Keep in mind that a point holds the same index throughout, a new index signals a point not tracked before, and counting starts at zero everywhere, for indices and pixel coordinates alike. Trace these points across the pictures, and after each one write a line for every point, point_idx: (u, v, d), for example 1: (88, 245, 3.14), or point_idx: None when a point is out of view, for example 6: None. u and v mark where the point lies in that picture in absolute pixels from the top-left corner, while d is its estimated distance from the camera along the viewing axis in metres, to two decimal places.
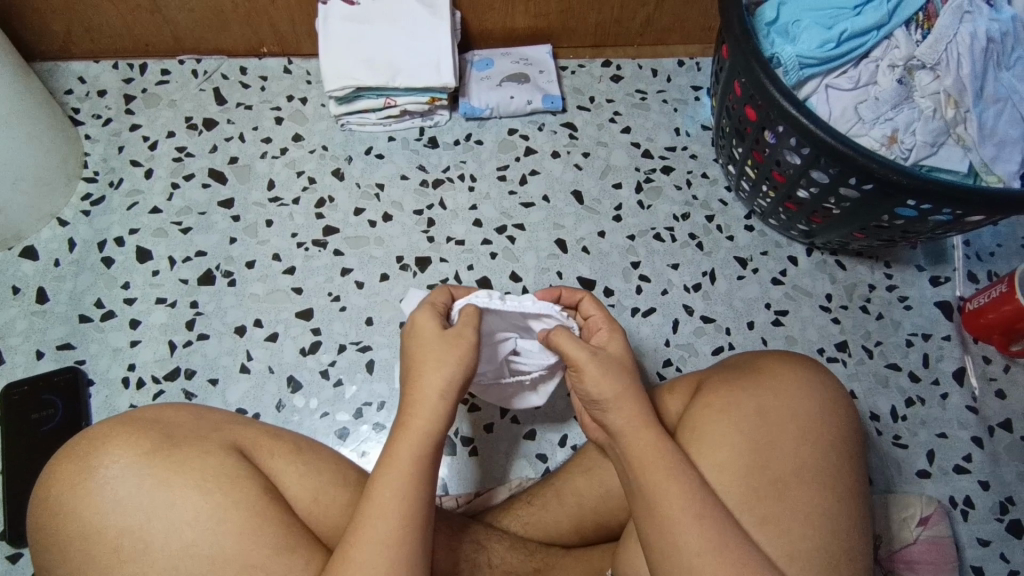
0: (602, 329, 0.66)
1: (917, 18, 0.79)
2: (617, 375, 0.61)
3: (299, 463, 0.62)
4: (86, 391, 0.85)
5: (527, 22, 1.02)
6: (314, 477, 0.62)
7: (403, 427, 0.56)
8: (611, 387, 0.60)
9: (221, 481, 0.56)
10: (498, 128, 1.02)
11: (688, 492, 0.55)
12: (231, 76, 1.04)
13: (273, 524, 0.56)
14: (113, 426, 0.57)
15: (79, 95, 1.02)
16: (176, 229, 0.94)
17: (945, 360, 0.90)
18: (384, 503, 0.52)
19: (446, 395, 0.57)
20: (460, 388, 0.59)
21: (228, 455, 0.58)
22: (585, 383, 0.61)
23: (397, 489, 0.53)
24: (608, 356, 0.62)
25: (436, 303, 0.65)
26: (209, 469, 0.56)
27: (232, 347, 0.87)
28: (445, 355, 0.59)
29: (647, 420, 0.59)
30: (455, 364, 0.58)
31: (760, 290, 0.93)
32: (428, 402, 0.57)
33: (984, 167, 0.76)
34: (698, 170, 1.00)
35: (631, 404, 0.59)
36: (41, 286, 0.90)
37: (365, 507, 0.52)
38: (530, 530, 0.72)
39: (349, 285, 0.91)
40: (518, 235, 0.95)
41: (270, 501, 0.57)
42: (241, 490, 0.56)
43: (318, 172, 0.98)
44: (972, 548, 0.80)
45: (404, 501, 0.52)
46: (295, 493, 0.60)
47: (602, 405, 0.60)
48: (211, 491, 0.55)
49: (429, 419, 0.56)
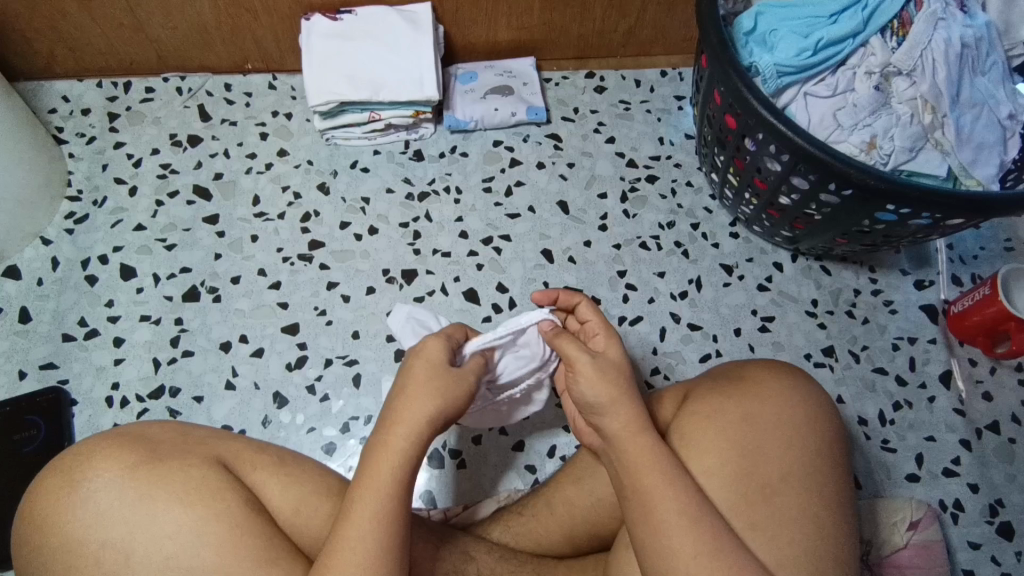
0: (599, 330, 0.66)
1: (892, 26, 0.79)
2: (611, 379, 0.61)
3: (281, 475, 0.61)
4: (70, 410, 0.84)
5: (510, 35, 1.03)
6: (297, 488, 0.61)
7: (384, 445, 0.55)
8: (607, 391, 0.60)
9: (202, 494, 0.55)
10: (483, 140, 1.02)
11: (679, 496, 0.55)
12: (215, 93, 1.04)
13: (253, 539, 0.55)
14: (98, 440, 0.57)
15: (63, 114, 1.02)
16: (161, 246, 0.94)
17: (932, 363, 0.90)
18: (364, 517, 0.52)
19: (431, 425, 0.57)
20: (448, 418, 0.59)
21: (210, 468, 0.57)
22: (581, 384, 0.62)
23: (374, 504, 0.53)
24: (608, 360, 0.62)
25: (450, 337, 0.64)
26: (191, 483, 0.56)
27: (217, 364, 0.87)
28: (438, 386, 0.59)
29: (638, 425, 0.59)
30: (444, 395, 0.58)
31: (746, 297, 0.93)
32: (411, 419, 0.56)
33: (963, 171, 0.77)
34: (682, 178, 1.01)
35: (624, 408, 0.60)
36: (24, 305, 0.90)
37: (344, 524, 0.53)
38: (521, 541, 0.72)
39: (335, 299, 0.91)
40: (504, 247, 0.95)
41: (251, 514, 0.56)
42: (222, 503, 0.55)
43: (304, 187, 0.98)
44: (963, 552, 0.80)
45: (382, 516, 0.52)
46: (277, 505, 0.60)
47: (597, 409, 0.61)
48: (192, 505, 0.55)
49: (412, 443, 0.56)
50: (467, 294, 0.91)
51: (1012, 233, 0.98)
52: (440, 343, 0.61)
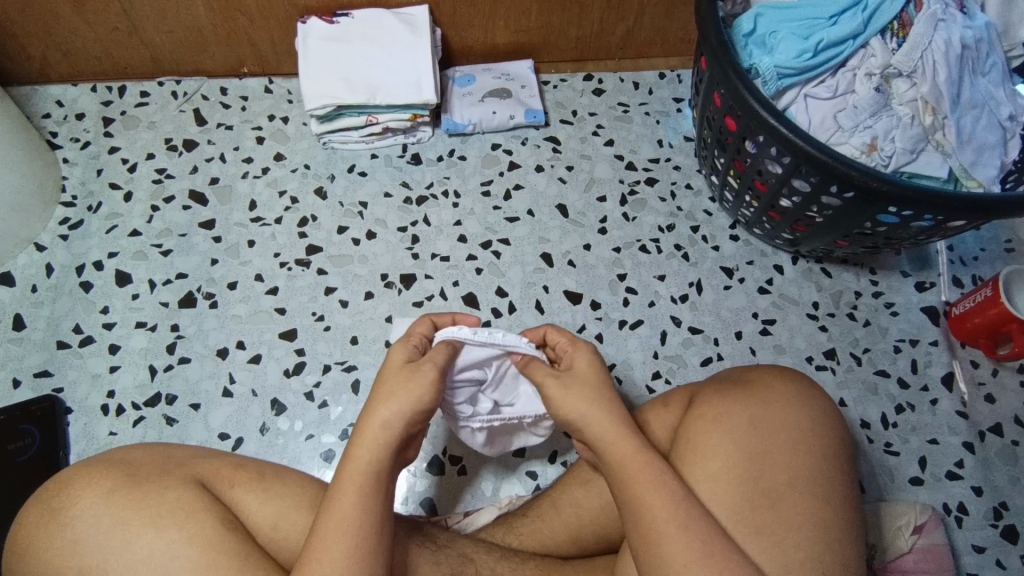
0: (565, 348, 0.65)
1: (892, 27, 0.79)
2: (585, 393, 0.60)
3: (260, 490, 0.61)
4: (64, 419, 0.83)
5: (508, 37, 1.02)
6: (275, 503, 0.60)
7: (349, 460, 0.56)
8: (574, 405, 0.60)
9: (176, 515, 0.55)
10: (482, 143, 1.01)
11: (674, 503, 0.55)
12: (211, 97, 1.04)
13: (227, 555, 0.54)
14: (78, 469, 0.58)
15: (56, 119, 1.01)
16: (157, 251, 0.93)
17: (934, 366, 0.89)
18: (335, 529, 0.52)
19: (390, 426, 0.57)
20: (411, 421, 0.58)
21: (186, 488, 0.57)
22: (558, 406, 0.61)
23: (344, 515, 0.53)
24: (574, 376, 0.62)
25: (412, 336, 0.64)
26: (166, 504, 0.56)
27: (213, 371, 0.86)
28: (395, 390, 0.58)
29: (625, 432, 0.58)
30: (404, 399, 0.58)
31: (747, 300, 0.93)
32: (374, 431, 0.57)
33: (964, 172, 0.76)
34: (681, 181, 1.00)
35: (606, 417, 0.59)
36: (18, 312, 0.89)
37: (312, 542, 0.52)
38: (525, 542, 0.70)
39: (333, 304, 0.90)
40: (504, 250, 0.94)
41: (226, 530, 0.56)
42: (195, 523, 0.55)
43: (301, 192, 0.97)
44: (968, 555, 0.80)
45: (347, 530, 0.52)
46: (256, 521, 0.59)
47: (575, 425, 0.60)
48: (166, 527, 0.55)
49: (373, 448, 0.56)
50: (466, 299, 0.91)
51: (1012, 234, 0.98)
52: (405, 355, 0.62)
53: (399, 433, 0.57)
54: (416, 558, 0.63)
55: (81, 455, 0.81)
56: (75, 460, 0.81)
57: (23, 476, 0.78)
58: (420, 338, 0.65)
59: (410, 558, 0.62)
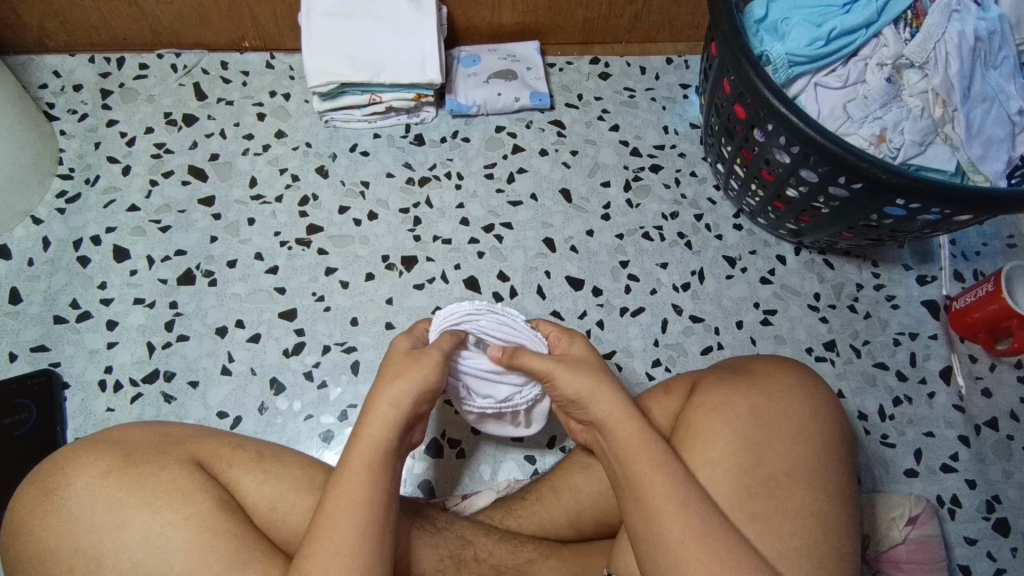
0: (561, 336, 0.68)
1: (906, 17, 0.79)
2: (590, 371, 0.61)
3: (258, 471, 0.61)
4: (62, 394, 0.82)
5: (515, 18, 1.01)
6: (274, 485, 0.60)
7: (355, 443, 0.55)
8: (582, 385, 0.60)
9: (171, 496, 0.55)
10: (485, 125, 1.00)
11: (670, 482, 0.55)
12: (211, 71, 1.02)
13: (223, 539, 0.54)
14: (74, 450, 0.57)
15: (54, 90, 0.99)
16: (154, 227, 0.92)
17: (932, 359, 0.90)
18: (342, 510, 0.52)
19: (399, 404, 0.57)
20: (419, 400, 0.58)
21: (181, 469, 0.57)
22: (559, 388, 0.61)
23: (353, 496, 0.53)
24: (575, 358, 0.63)
25: (414, 331, 0.66)
26: (163, 485, 0.55)
27: (212, 349, 0.85)
28: (404, 371, 0.58)
29: (627, 412, 0.59)
30: (412, 381, 0.58)
31: (748, 290, 0.92)
32: (381, 410, 0.56)
33: (972, 166, 0.76)
34: (686, 169, 1.00)
35: (609, 397, 0.60)
36: (14, 286, 0.88)
37: (318, 521, 0.52)
38: (524, 524, 0.70)
39: (334, 285, 0.89)
40: (506, 235, 0.93)
41: (222, 512, 0.56)
42: (191, 505, 0.55)
43: (302, 170, 0.96)
44: (959, 547, 0.81)
45: (356, 511, 0.52)
46: (253, 502, 0.59)
47: (580, 402, 0.61)
48: (161, 509, 0.54)
49: (380, 428, 0.56)
50: (469, 283, 0.90)
51: (1014, 230, 0.98)
52: (409, 342, 0.64)
53: (406, 411, 0.57)
54: (418, 541, 0.63)
55: (77, 431, 0.81)
56: (72, 436, 0.80)
57: (19, 451, 0.78)
58: (421, 332, 0.66)
59: (411, 541, 0.63)
